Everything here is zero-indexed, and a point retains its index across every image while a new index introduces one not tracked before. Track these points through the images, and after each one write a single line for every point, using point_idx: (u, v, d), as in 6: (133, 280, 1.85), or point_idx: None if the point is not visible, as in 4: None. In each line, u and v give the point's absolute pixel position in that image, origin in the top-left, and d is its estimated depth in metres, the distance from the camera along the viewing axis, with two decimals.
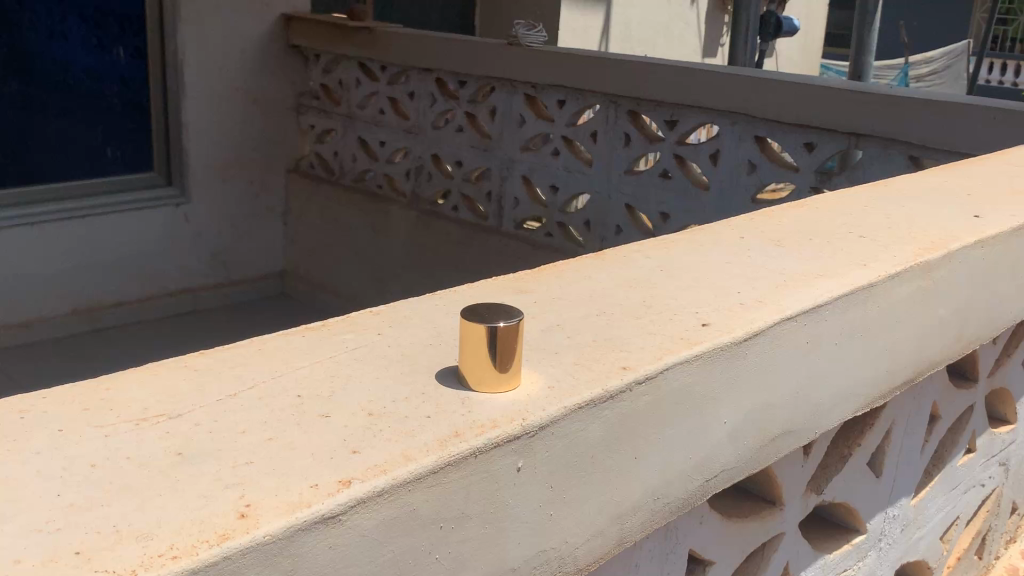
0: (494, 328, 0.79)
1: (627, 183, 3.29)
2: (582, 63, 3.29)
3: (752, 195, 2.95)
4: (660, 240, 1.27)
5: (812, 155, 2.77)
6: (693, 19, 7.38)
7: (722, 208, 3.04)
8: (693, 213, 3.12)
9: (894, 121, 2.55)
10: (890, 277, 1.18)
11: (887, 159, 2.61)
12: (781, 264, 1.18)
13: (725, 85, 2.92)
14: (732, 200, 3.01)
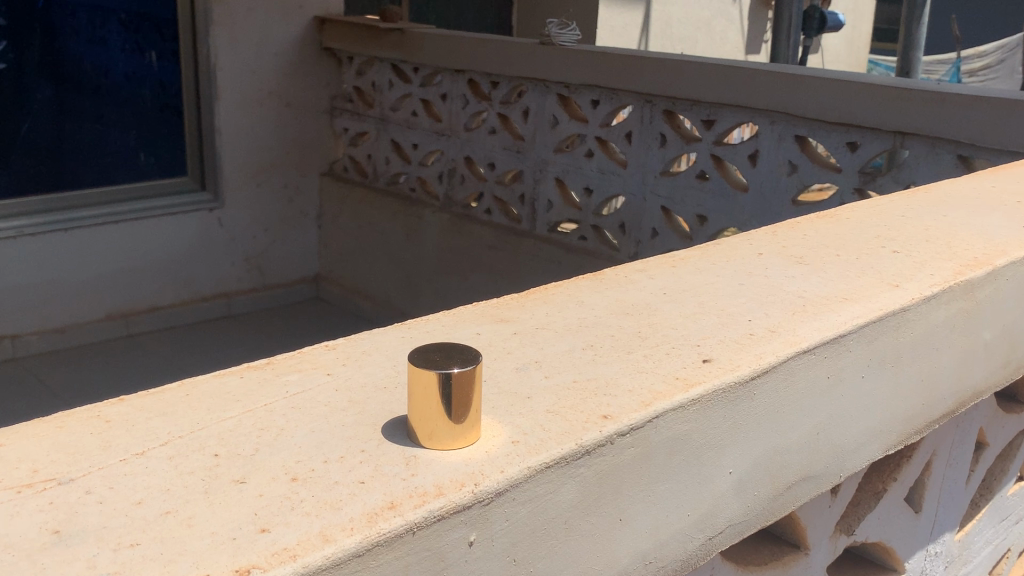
0: (447, 374, 0.67)
1: (663, 185, 3.17)
2: (616, 61, 3.16)
3: (793, 197, 2.81)
4: (668, 257, 1.15)
5: (855, 155, 2.62)
6: (736, 16, 7.23)
7: (761, 211, 2.90)
8: (731, 216, 2.99)
9: (943, 117, 2.40)
10: (927, 299, 1.05)
11: (935, 158, 2.46)
12: (804, 286, 1.05)
13: (765, 83, 2.78)
14: (771, 203, 2.87)
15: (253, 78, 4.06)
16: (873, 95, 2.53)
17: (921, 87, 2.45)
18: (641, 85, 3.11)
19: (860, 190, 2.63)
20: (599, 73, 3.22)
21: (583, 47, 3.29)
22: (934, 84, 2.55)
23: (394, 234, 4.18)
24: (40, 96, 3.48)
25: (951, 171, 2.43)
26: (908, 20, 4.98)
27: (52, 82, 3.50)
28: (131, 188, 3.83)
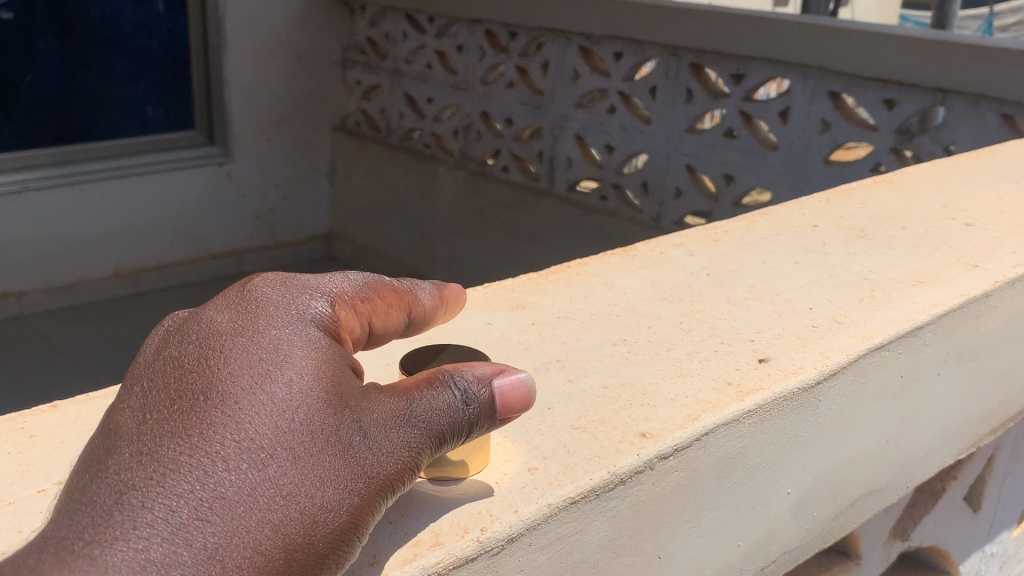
0: None
1: (687, 143, 3.02)
2: (639, 12, 2.98)
3: (826, 156, 2.66)
4: (709, 229, 1.01)
5: (893, 113, 2.47)
6: None
7: (794, 172, 2.75)
8: (759, 175, 2.85)
9: (984, 72, 2.22)
10: (1011, 283, 0.89)
11: (976, 117, 2.29)
12: (870, 267, 0.90)
13: (798, 35, 2.60)
14: (804, 164, 2.73)
15: (265, 29, 3.88)
16: (911, 47, 2.36)
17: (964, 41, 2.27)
18: (666, 36, 2.93)
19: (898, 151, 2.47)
20: (621, 25, 3.05)
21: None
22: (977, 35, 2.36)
23: (407, 192, 4.05)
24: (45, 48, 3.33)
25: (990, 131, 2.26)
26: None
27: (57, 32, 3.36)
28: (138, 142, 3.68)
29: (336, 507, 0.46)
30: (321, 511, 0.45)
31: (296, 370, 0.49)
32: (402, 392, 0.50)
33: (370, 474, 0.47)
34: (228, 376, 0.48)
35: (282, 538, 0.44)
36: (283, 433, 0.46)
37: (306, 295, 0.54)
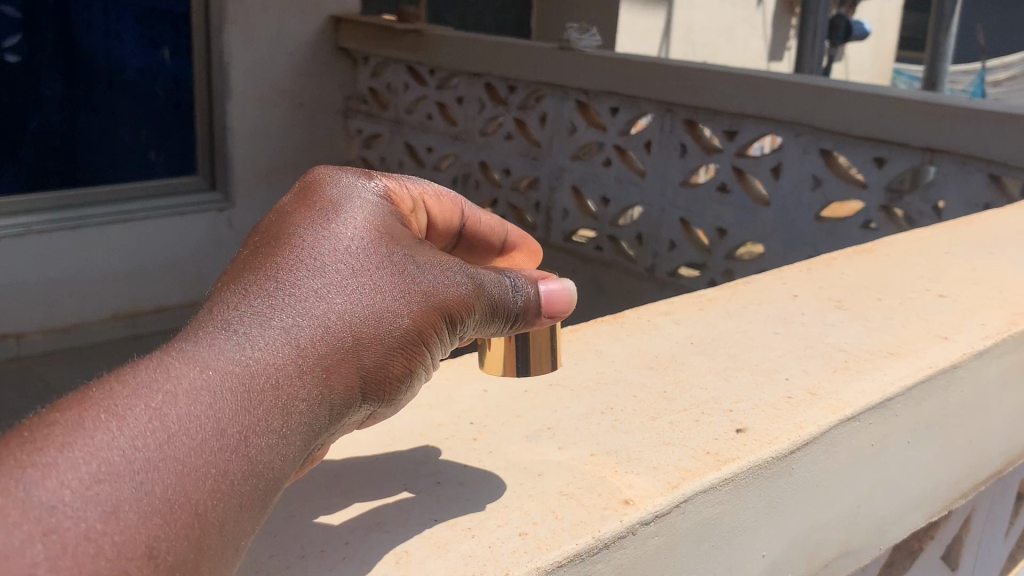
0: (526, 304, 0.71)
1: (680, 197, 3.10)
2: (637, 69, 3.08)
3: (818, 212, 2.74)
4: (695, 298, 1.06)
5: (882, 171, 2.54)
6: (756, 24, 7.52)
7: (786, 227, 2.82)
8: (753, 230, 2.92)
9: (977, 129, 2.30)
10: (978, 355, 0.95)
11: (964, 176, 2.37)
12: (843, 337, 0.96)
13: (790, 93, 2.69)
14: (796, 219, 2.79)
15: (266, 76, 3.97)
16: (899, 107, 2.45)
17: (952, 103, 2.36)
18: (661, 92, 3.02)
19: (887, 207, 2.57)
20: (616, 80, 3.14)
21: (601, 52, 3.20)
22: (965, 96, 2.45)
23: None
24: (52, 92, 3.39)
25: (981, 188, 2.35)
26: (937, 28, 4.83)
27: (65, 77, 3.42)
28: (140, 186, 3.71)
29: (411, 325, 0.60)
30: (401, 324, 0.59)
31: (394, 223, 0.63)
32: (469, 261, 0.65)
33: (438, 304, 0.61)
34: (219, 310, 0.55)
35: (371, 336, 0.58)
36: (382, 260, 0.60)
37: (355, 186, 0.65)
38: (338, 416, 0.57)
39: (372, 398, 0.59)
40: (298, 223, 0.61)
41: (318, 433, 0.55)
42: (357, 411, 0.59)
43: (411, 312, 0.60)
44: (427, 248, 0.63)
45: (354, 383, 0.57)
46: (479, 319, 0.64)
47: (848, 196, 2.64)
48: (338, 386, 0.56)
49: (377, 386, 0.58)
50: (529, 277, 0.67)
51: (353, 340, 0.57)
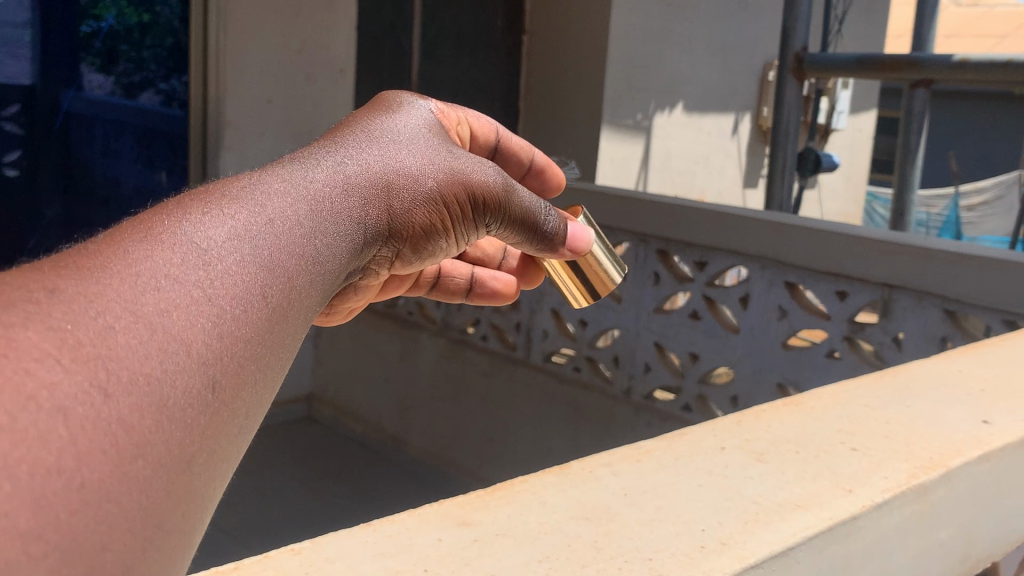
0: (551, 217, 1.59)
1: (656, 321, 3.81)
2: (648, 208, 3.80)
3: (783, 339, 3.38)
4: (634, 449, 1.20)
5: (844, 303, 3.16)
6: (733, 151, 7.88)
7: (750, 347, 3.49)
8: (721, 352, 3.60)
9: (935, 271, 2.88)
10: (878, 506, 1.08)
11: (922, 309, 2.94)
12: (760, 491, 1.09)
13: (757, 234, 3.42)
14: (761, 341, 3.45)
15: None
16: (873, 253, 3.04)
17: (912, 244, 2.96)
18: (680, 232, 3.67)
19: (849, 335, 3.17)
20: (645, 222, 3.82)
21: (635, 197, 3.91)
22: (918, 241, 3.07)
23: None
24: None
25: (938, 322, 2.90)
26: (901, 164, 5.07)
27: None
28: None
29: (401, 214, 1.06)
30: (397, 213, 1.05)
31: (405, 159, 1.09)
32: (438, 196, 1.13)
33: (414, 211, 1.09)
34: (263, 195, 0.84)
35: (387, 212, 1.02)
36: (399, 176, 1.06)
37: (408, 103, 1.22)
38: (368, 242, 0.98)
39: (413, 230, 1.12)
40: (363, 126, 1.10)
41: (366, 240, 0.98)
42: (402, 236, 1.12)
43: (437, 182, 1.13)
44: (457, 150, 1.22)
45: (395, 214, 1.05)
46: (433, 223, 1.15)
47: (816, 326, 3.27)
48: (383, 214, 1.02)
49: (416, 221, 1.11)
50: (554, 206, 1.41)
51: (399, 189, 1.06)
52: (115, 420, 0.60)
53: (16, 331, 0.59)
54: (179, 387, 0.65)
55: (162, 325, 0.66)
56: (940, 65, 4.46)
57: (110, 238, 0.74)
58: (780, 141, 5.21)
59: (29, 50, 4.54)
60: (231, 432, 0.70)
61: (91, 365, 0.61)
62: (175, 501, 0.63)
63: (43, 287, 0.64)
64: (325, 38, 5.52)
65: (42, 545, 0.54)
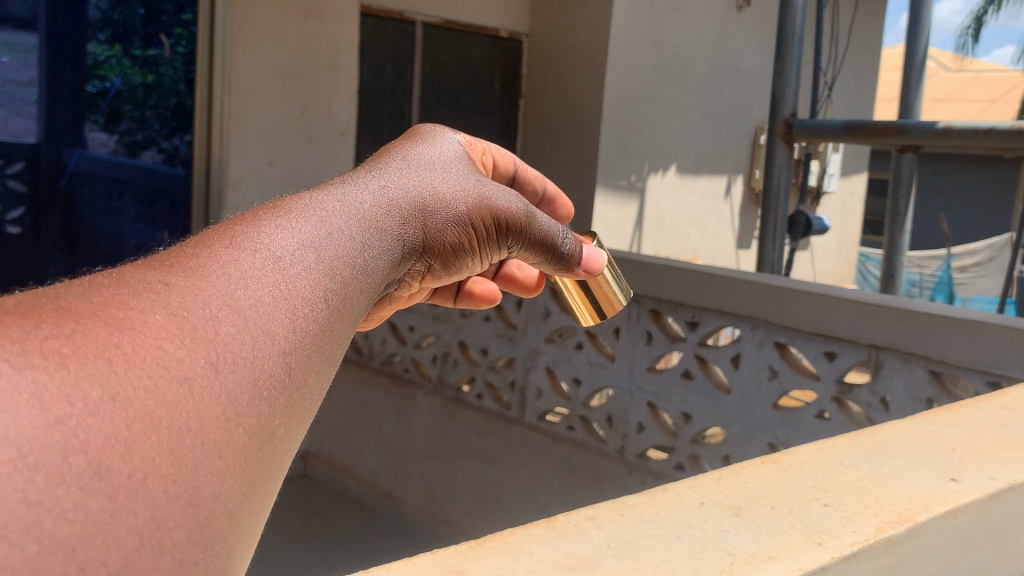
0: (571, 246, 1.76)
1: (649, 380, 3.89)
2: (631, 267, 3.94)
3: (774, 401, 3.45)
4: (618, 503, 1.28)
5: (833, 364, 3.23)
6: (727, 213, 8.03)
7: (742, 407, 3.56)
8: (713, 413, 3.66)
9: (919, 334, 2.97)
10: (846, 558, 1.15)
11: (908, 369, 3.02)
12: (734, 543, 1.16)
13: (743, 295, 3.51)
14: (752, 401, 3.53)
15: None
16: (859, 316, 3.13)
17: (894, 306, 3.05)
18: (673, 293, 3.76)
19: (838, 396, 3.23)
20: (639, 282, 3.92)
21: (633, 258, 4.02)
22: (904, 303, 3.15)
23: None
24: None
25: (924, 383, 2.98)
26: (890, 228, 5.17)
27: None
28: None
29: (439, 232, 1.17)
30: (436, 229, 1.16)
31: (439, 183, 1.20)
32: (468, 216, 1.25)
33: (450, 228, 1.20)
34: (323, 210, 0.94)
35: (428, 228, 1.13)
36: (435, 197, 1.17)
37: (439, 134, 1.33)
38: (411, 255, 1.08)
39: (445, 249, 1.22)
40: (403, 154, 1.21)
41: (408, 254, 1.08)
42: (436, 254, 1.22)
43: (466, 206, 1.24)
44: (484, 178, 1.33)
45: (431, 233, 1.15)
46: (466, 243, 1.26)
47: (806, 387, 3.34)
48: (422, 232, 1.12)
49: (449, 239, 1.21)
50: (571, 230, 1.54)
51: (436, 210, 1.17)
52: (223, 393, 0.69)
53: (148, 314, 0.70)
54: (272, 372, 0.74)
55: (255, 319, 0.75)
56: (925, 132, 4.58)
57: (198, 242, 0.83)
58: (771, 204, 5.32)
59: (34, 108, 4.72)
60: (300, 419, 0.78)
61: (204, 347, 0.70)
62: (266, 468, 0.72)
63: (158, 281, 0.74)
64: (327, 101, 5.67)
65: (170, 486, 0.62)
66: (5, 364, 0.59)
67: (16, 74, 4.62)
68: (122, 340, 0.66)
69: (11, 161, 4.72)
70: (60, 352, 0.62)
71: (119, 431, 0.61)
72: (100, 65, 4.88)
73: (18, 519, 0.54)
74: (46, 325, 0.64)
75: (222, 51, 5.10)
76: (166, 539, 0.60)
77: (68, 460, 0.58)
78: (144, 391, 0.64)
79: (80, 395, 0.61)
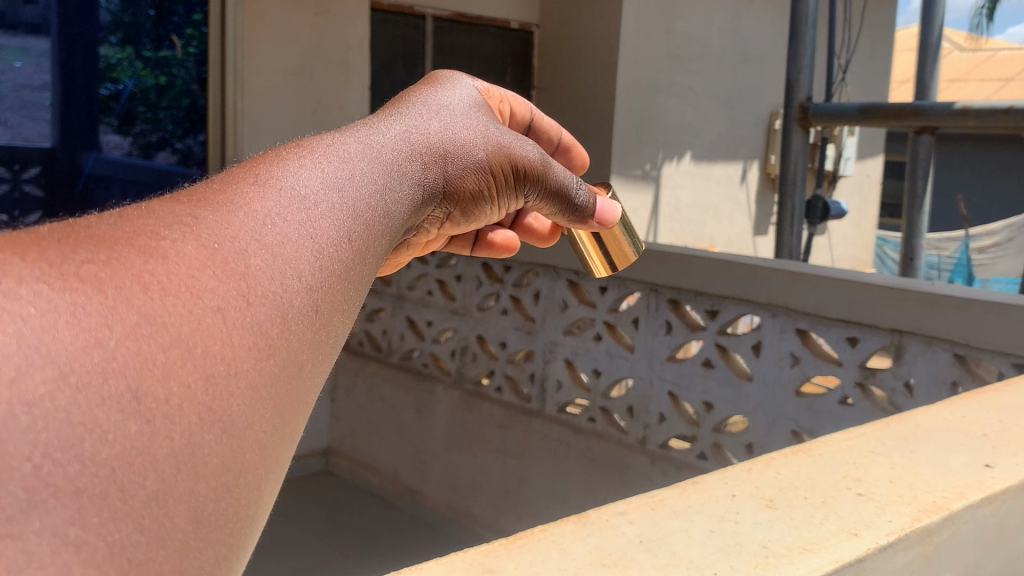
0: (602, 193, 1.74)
1: (670, 370, 3.87)
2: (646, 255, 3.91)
3: (797, 387, 3.42)
4: (648, 497, 1.26)
5: (855, 349, 3.20)
6: (743, 199, 8.00)
7: (764, 394, 3.54)
8: (735, 400, 3.64)
9: (942, 318, 2.93)
10: (884, 548, 1.13)
11: (931, 353, 2.99)
12: (768, 536, 1.14)
13: (763, 281, 3.47)
14: (775, 388, 3.50)
15: None
16: (880, 300, 3.09)
17: (917, 289, 3.01)
18: (692, 281, 3.73)
19: (861, 381, 3.20)
20: (656, 272, 3.87)
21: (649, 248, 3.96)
22: (927, 285, 3.11)
23: None
24: None
25: (947, 366, 2.94)
26: (910, 209, 5.11)
27: None
28: None
29: (460, 177, 1.16)
30: (457, 174, 1.15)
31: (461, 128, 1.18)
32: (490, 163, 1.23)
33: (472, 171, 1.19)
34: (345, 148, 0.93)
35: (447, 171, 1.12)
36: (455, 142, 1.16)
37: (457, 79, 1.31)
38: (433, 198, 1.08)
39: (466, 196, 1.21)
40: (422, 99, 1.19)
41: (428, 199, 1.07)
42: (457, 202, 1.21)
43: (487, 154, 1.22)
44: (503, 127, 1.31)
45: (453, 179, 1.14)
46: (484, 190, 1.25)
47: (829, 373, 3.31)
48: (443, 176, 1.11)
49: (469, 188, 1.20)
50: (585, 181, 1.53)
51: (458, 155, 1.15)
52: (255, 323, 0.71)
53: (180, 244, 0.71)
54: (299, 305, 0.75)
55: (282, 255, 0.76)
56: (944, 112, 4.53)
57: (224, 180, 0.84)
58: (788, 188, 5.28)
59: (48, 112, 4.71)
60: (327, 353, 0.79)
61: (234, 279, 0.72)
62: (295, 400, 0.73)
63: (188, 215, 0.75)
64: (339, 97, 5.66)
65: (204, 412, 0.65)
66: (45, 287, 0.61)
67: (29, 79, 4.61)
68: (157, 268, 0.68)
69: (28, 165, 4.71)
70: (98, 277, 0.64)
71: (155, 355, 0.63)
72: (113, 67, 4.89)
73: (62, 437, 0.57)
74: (83, 250, 0.66)
75: (234, 50, 5.12)
76: (200, 466, 0.63)
77: (108, 381, 0.60)
78: (180, 318, 0.66)
79: (118, 322, 0.63)
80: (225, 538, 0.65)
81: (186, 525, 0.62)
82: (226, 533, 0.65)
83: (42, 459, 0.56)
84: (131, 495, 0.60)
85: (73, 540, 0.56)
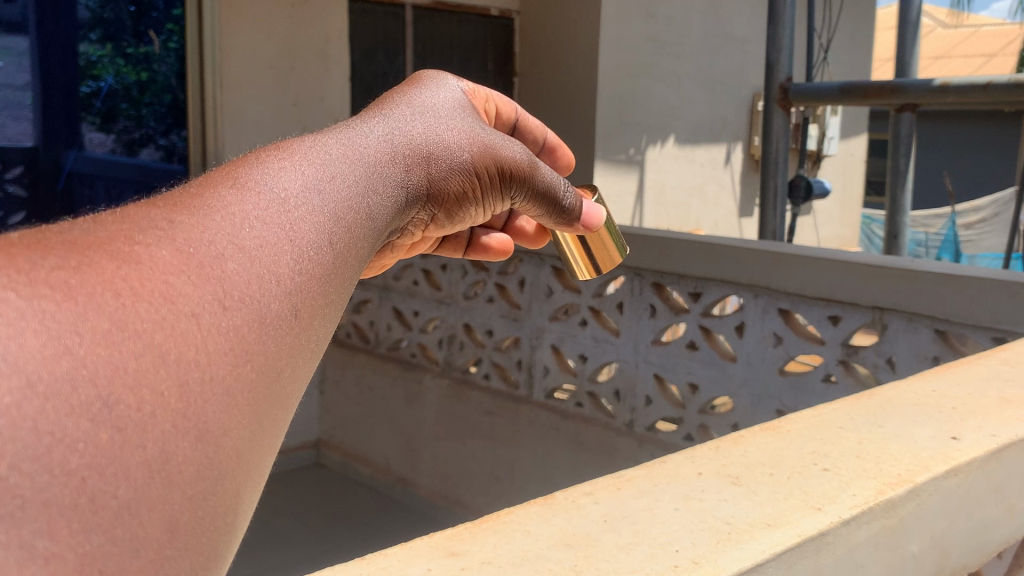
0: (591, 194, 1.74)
1: (655, 353, 3.89)
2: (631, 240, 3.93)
3: (780, 366, 3.44)
4: (615, 478, 1.27)
5: (837, 327, 3.22)
6: (728, 181, 8.02)
7: (748, 374, 3.55)
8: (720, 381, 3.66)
9: (922, 295, 2.95)
10: (848, 521, 1.14)
11: (913, 329, 3.00)
12: (733, 513, 1.15)
13: (745, 262, 3.49)
14: (758, 368, 3.51)
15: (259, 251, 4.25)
16: (861, 279, 3.11)
17: (898, 267, 3.02)
18: (675, 264, 3.74)
19: (843, 359, 3.22)
20: (640, 255, 3.89)
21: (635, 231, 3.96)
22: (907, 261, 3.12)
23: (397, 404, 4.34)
24: None
25: (929, 341, 2.96)
26: (893, 187, 5.13)
27: None
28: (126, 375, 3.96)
29: (443, 178, 1.15)
30: (439, 176, 1.14)
31: (444, 128, 1.18)
32: (475, 163, 1.23)
33: (455, 172, 1.18)
34: (328, 151, 0.93)
35: (429, 173, 1.12)
36: (438, 143, 1.15)
37: (441, 80, 1.31)
38: (416, 199, 1.07)
39: (450, 197, 1.20)
40: (405, 100, 1.19)
41: (411, 201, 1.06)
42: (440, 203, 1.20)
43: (471, 154, 1.22)
44: (488, 128, 1.31)
45: (436, 181, 1.14)
46: (470, 189, 1.24)
47: (811, 352, 3.33)
48: (425, 178, 1.10)
49: (453, 189, 1.20)
50: (572, 183, 1.53)
51: (441, 157, 1.15)
52: (231, 329, 0.69)
53: (154, 249, 0.69)
54: (277, 311, 0.73)
55: (260, 258, 0.74)
56: (922, 89, 4.54)
57: (202, 182, 0.82)
58: (770, 169, 5.30)
59: (31, 111, 4.68)
60: (307, 359, 0.77)
61: (211, 283, 0.70)
62: (273, 407, 0.71)
63: (162, 218, 0.73)
64: (319, 89, 5.66)
65: (179, 420, 0.62)
66: (13, 295, 0.59)
67: (11, 78, 4.58)
68: (130, 274, 0.66)
69: (10, 166, 4.70)
70: (67, 283, 0.62)
71: (128, 363, 0.61)
72: (93, 65, 4.86)
73: (30, 447, 0.55)
74: (52, 256, 0.64)
75: (213, 45, 5.08)
76: (176, 474, 0.61)
77: (77, 390, 0.58)
78: (154, 324, 0.64)
79: (88, 328, 0.60)
80: (202, 547, 0.62)
81: (162, 534, 0.60)
82: (203, 541, 0.63)
83: (9, 470, 0.54)
84: (103, 505, 0.57)
85: (42, 553, 0.54)
